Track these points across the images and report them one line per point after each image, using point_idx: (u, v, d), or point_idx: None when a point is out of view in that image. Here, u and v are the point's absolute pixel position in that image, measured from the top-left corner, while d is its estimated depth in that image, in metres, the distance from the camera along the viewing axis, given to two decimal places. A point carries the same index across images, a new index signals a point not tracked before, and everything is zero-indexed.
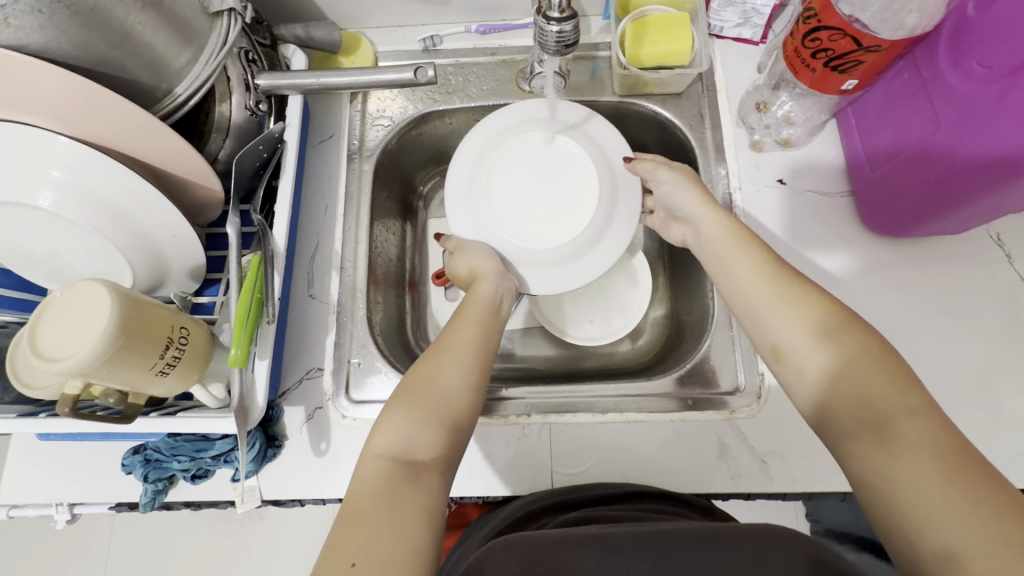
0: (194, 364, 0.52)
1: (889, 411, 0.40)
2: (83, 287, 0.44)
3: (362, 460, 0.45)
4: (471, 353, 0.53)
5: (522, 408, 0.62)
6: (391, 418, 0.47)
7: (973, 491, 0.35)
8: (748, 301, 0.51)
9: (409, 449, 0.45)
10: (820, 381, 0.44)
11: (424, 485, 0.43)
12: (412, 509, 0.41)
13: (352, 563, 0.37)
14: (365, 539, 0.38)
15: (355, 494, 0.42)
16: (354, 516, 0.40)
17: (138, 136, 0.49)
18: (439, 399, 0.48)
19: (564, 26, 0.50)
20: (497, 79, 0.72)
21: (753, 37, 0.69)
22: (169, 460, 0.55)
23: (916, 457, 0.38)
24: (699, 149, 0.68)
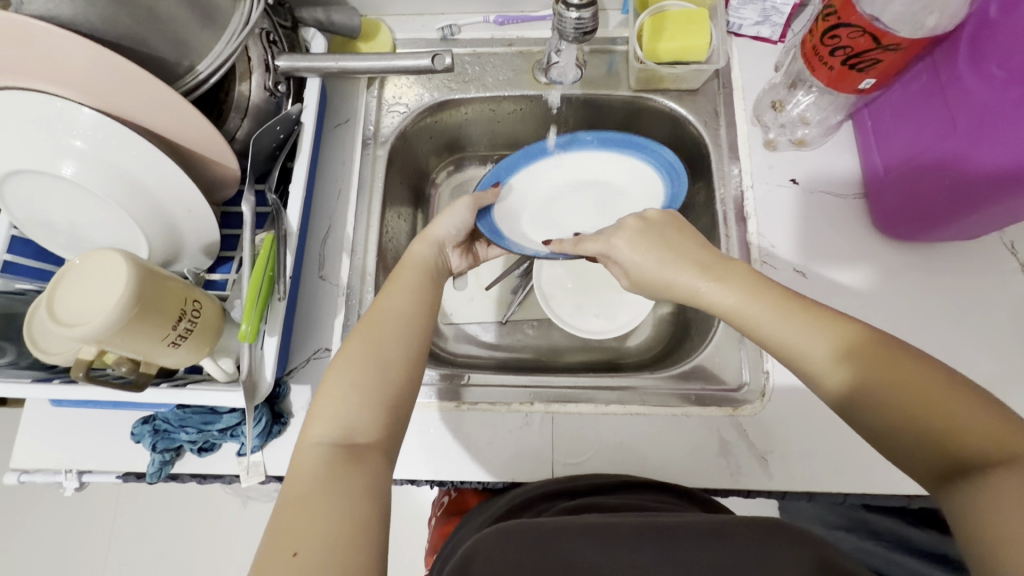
0: (205, 337, 0.53)
1: (955, 428, 0.37)
2: (101, 255, 0.45)
3: (298, 447, 0.45)
4: (408, 321, 0.52)
5: (525, 396, 0.63)
6: (323, 400, 0.46)
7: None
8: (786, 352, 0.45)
9: (349, 429, 0.45)
10: (860, 392, 0.41)
11: (364, 462, 0.44)
12: (354, 488, 0.42)
13: (296, 550, 0.37)
14: (303, 524, 0.39)
15: (293, 481, 0.42)
16: (295, 504, 0.40)
17: (158, 111, 0.50)
18: (381, 376, 0.48)
19: (583, 13, 0.50)
20: (514, 70, 0.72)
21: (772, 36, 0.69)
22: (177, 431, 0.56)
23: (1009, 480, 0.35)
24: (713, 146, 0.68)
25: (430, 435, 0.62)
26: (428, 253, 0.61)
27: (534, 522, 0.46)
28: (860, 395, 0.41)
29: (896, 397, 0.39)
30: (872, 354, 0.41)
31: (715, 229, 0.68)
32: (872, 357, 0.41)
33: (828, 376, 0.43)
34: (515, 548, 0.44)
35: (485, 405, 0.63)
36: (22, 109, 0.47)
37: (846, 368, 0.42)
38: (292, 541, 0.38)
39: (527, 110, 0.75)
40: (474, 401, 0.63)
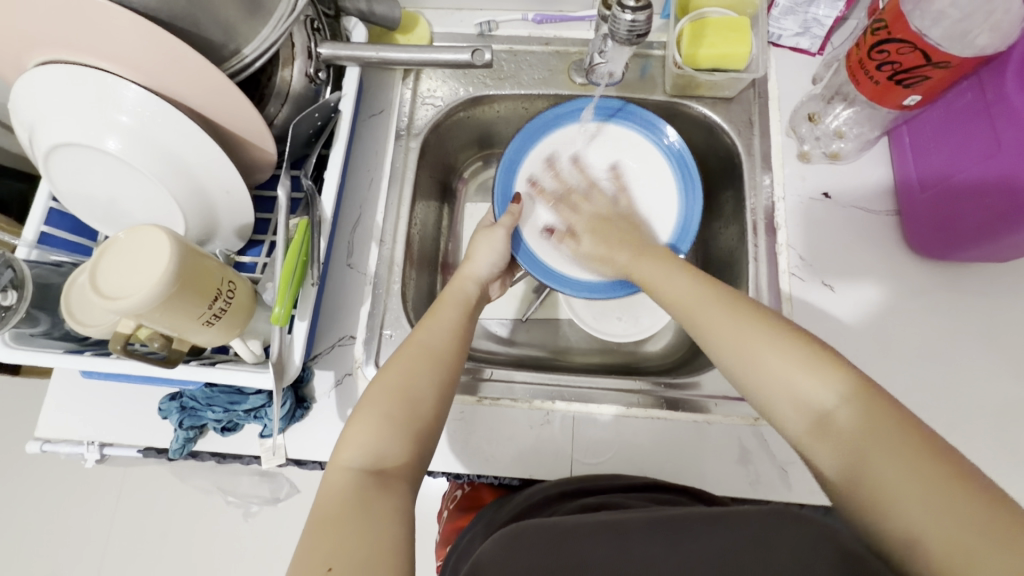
0: (237, 318, 0.53)
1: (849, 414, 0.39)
2: (144, 231, 0.46)
3: (331, 469, 0.45)
4: (445, 357, 0.53)
5: (546, 394, 0.63)
6: (356, 429, 0.47)
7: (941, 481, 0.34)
8: (713, 346, 0.49)
9: (382, 456, 0.46)
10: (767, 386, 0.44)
11: (393, 489, 0.45)
12: (385, 513, 0.42)
13: (330, 567, 0.38)
14: (337, 545, 0.39)
15: (323, 501, 0.43)
16: (326, 522, 0.41)
17: (205, 93, 0.50)
18: (414, 411, 0.49)
19: (638, 15, 0.50)
20: (549, 69, 0.72)
21: (810, 48, 0.69)
22: (204, 409, 0.56)
23: (885, 459, 0.36)
24: (746, 155, 0.68)
25: (450, 427, 0.62)
26: (471, 292, 0.62)
27: (549, 522, 0.47)
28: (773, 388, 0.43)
29: (791, 383, 0.42)
30: (774, 339, 0.45)
31: (743, 238, 0.68)
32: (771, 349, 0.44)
33: (744, 371, 0.46)
34: (528, 548, 0.44)
35: (507, 401, 0.63)
36: (75, 83, 0.48)
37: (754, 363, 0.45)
38: (325, 559, 0.38)
39: None
40: (495, 397, 0.63)
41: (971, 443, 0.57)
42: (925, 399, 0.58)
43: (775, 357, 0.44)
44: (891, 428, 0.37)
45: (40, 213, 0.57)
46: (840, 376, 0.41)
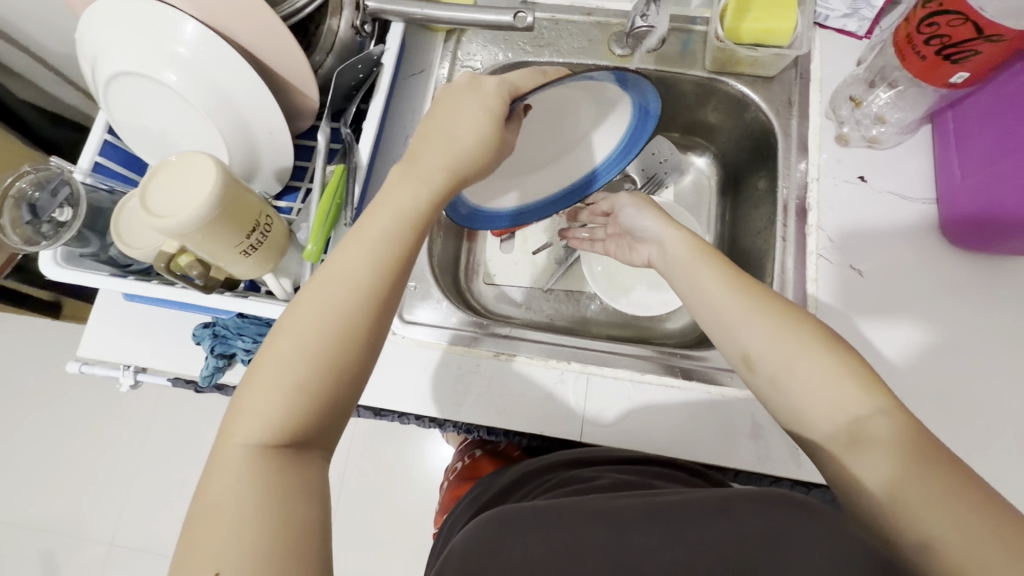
0: (270, 254, 0.55)
1: (862, 414, 0.41)
2: (195, 157, 0.48)
3: (224, 439, 0.41)
4: (360, 289, 0.45)
5: (562, 354, 0.64)
6: (256, 394, 0.41)
7: (942, 478, 0.36)
8: (719, 313, 0.50)
9: (287, 428, 0.41)
10: (777, 382, 0.45)
11: (302, 464, 0.41)
12: (289, 491, 0.39)
13: (217, 569, 0.35)
14: (223, 543, 0.36)
15: (213, 484, 0.39)
16: (215, 509, 0.38)
17: (258, 32, 0.53)
18: (321, 369, 0.42)
19: None
20: (590, 39, 0.72)
21: (857, 31, 0.68)
22: (235, 338, 0.59)
23: (898, 458, 0.38)
24: (783, 135, 0.67)
25: (465, 379, 0.64)
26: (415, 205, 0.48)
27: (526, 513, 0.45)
28: (784, 377, 0.45)
29: (797, 370, 0.44)
30: (779, 327, 0.46)
31: (773, 220, 0.67)
32: (793, 342, 0.45)
33: (754, 360, 0.47)
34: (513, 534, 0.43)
35: (522, 358, 0.64)
36: (141, 16, 0.51)
37: (770, 352, 0.46)
38: (213, 561, 0.35)
39: None
40: (511, 352, 0.64)
41: (991, 436, 0.56)
42: (947, 389, 0.57)
43: (791, 342, 0.45)
44: (915, 442, 0.38)
45: (95, 144, 0.60)
46: (855, 375, 0.42)
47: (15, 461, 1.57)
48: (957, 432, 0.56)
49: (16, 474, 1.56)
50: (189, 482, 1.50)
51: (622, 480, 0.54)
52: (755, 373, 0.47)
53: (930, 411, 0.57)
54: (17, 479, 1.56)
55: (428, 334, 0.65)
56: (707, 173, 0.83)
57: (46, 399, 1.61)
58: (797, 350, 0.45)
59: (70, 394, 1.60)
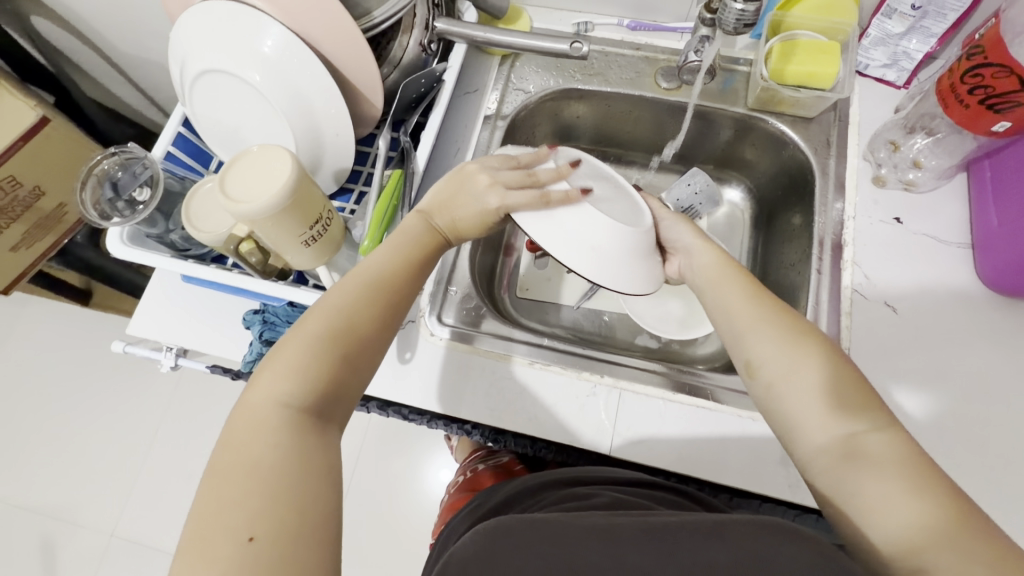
0: (327, 248, 0.58)
1: (860, 430, 0.41)
2: (276, 150, 0.51)
3: (260, 403, 0.43)
4: (389, 284, 0.51)
5: (595, 368, 0.65)
6: (280, 371, 0.44)
7: (937, 497, 0.37)
8: (731, 317, 0.51)
9: (316, 406, 0.44)
10: (773, 390, 0.46)
11: (328, 438, 0.44)
12: (316, 456, 0.42)
13: (252, 535, 0.36)
14: (259, 508, 0.37)
15: (240, 452, 0.40)
16: (247, 471, 0.39)
17: (340, 42, 0.57)
18: (347, 358, 0.46)
19: (748, 6, 0.52)
20: (637, 72, 0.76)
21: (896, 81, 0.71)
22: (283, 325, 0.60)
23: (893, 477, 0.38)
24: (821, 174, 0.69)
25: (500, 386, 0.64)
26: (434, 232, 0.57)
27: (534, 521, 0.42)
28: (783, 387, 0.45)
29: (797, 381, 0.45)
30: (785, 337, 0.47)
31: (808, 255, 0.68)
32: (794, 355, 0.46)
33: (757, 368, 0.48)
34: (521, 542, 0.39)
35: (555, 368, 0.64)
36: (235, 20, 0.56)
37: (770, 364, 0.47)
38: (248, 525, 0.36)
39: (639, 110, 0.79)
40: (545, 362, 0.65)
41: None
42: (984, 431, 0.57)
43: (796, 354, 0.46)
44: (913, 463, 0.39)
45: (169, 135, 0.64)
46: (857, 394, 0.43)
47: (26, 443, 1.58)
48: (994, 478, 0.55)
49: (25, 457, 1.57)
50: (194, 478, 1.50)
51: (621, 498, 0.55)
52: (755, 379, 0.48)
53: (966, 453, 0.56)
54: (25, 462, 1.57)
55: (466, 338, 0.66)
56: (742, 206, 0.85)
57: (65, 384, 1.63)
58: (800, 361, 0.45)
59: (89, 380, 1.63)
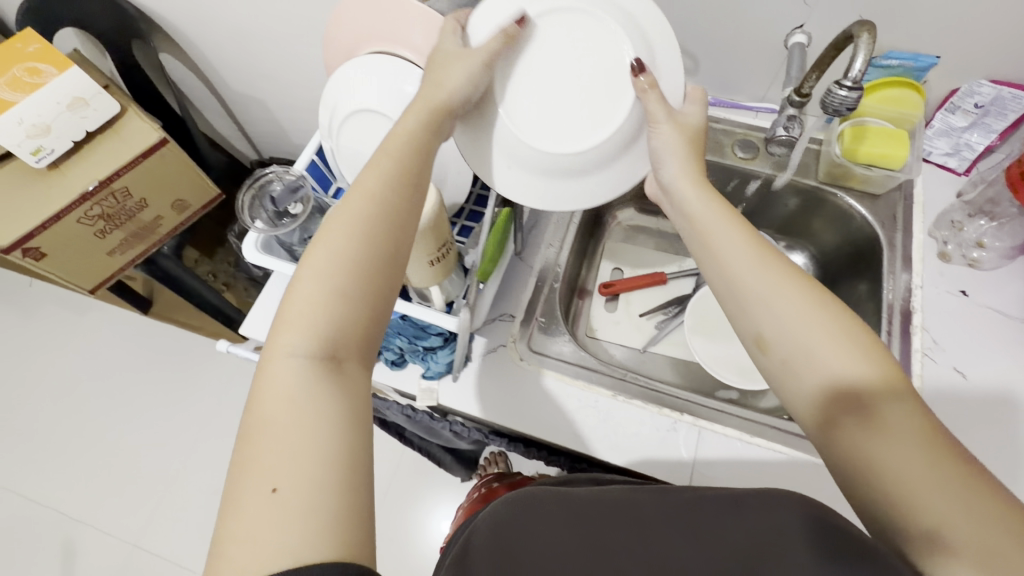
0: (445, 269, 0.63)
1: (876, 396, 0.41)
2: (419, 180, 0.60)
3: (277, 357, 0.46)
4: (385, 211, 0.50)
5: (675, 405, 0.68)
6: (294, 315, 0.46)
7: (955, 468, 0.37)
8: (735, 283, 0.49)
9: (330, 345, 0.46)
10: (784, 359, 0.45)
11: (345, 378, 0.46)
12: (332, 398, 0.44)
13: (276, 486, 0.40)
14: (285, 462, 0.41)
15: (269, 405, 0.44)
16: (269, 425, 0.43)
17: None
18: (363, 283, 0.48)
19: (852, 94, 0.52)
20: (715, 141, 0.85)
21: (957, 168, 0.78)
22: (394, 335, 0.66)
23: (913, 448, 0.38)
24: (888, 246, 0.75)
25: (584, 414, 0.68)
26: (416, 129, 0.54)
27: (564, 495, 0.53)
28: (797, 363, 0.44)
29: (811, 351, 0.44)
30: (799, 304, 0.45)
31: (878, 319, 0.73)
32: (800, 325, 0.44)
33: (766, 340, 0.46)
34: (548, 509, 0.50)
35: (638, 403, 0.68)
36: (392, 69, 0.65)
37: (777, 334, 0.45)
38: (272, 478, 0.40)
39: (713, 175, 0.86)
40: (628, 396, 0.68)
41: None
42: None
43: (813, 322, 0.44)
44: (933, 431, 0.39)
45: (305, 160, 0.74)
46: (870, 356, 0.42)
47: (68, 442, 1.62)
48: None
49: (63, 455, 1.61)
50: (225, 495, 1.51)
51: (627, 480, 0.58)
52: (766, 353, 0.47)
53: None
54: (65, 462, 1.60)
55: (555, 366, 0.70)
56: (805, 271, 0.90)
57: (113, 387, 1.69)
58: (818, 330, 0.44)
59: (137, 386, 1.68)
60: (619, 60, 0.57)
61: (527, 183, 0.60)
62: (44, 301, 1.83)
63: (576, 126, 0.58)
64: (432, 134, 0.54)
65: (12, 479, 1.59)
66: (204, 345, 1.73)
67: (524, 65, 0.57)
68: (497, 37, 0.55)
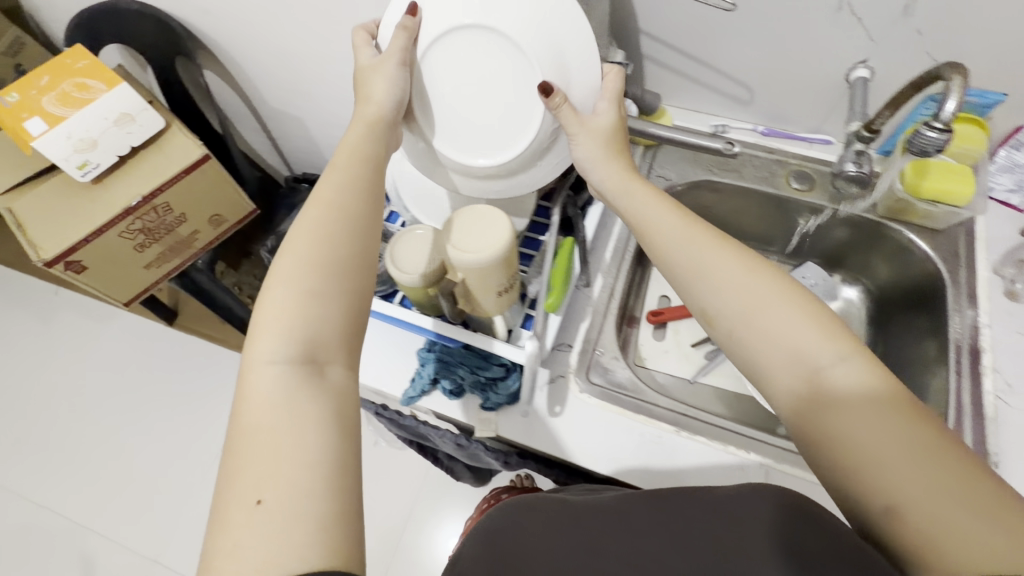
0: (510, 298, 0.62)
1: (821, 362, 0.46)
2: (485, 208, 0.58)
3: (256, 366, 0.49)
4: (350, 223, 0.54)
5: (741, 443, 0.66)
6: (272, 322, 0.49)
7: (908, 421, 0.42)
8: (683, 264, 0.54)
9: (308, 349, 0.49)
10: (733, 332, 0.50)
11: (320, 384, 0.48)
12: (310, 405, 0.47)
13: (261, 497, 0.42)
14: (273, 467, 0.43)
15: (253, 412, 0.47)
16: (254, 433, 0.46)
17: None
18: (336, 288, 0.51)
19: (942, 136, 0.52)
20: (769, 172, 0.85)
21: (1019, 205, 0.77)
22: (457, 365, 0.66)
23: (859, 406, 0.43)
24: (952, 284, 0.74)
25: (647, 449, 0.66)
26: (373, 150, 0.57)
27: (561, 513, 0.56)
28: (742, 335, 0.49)
29: (758, 324, 0.49)
30: (745, 281, 0.50)
31: (943, 358, 0.71)
32: (762, 317, 0.48)
33: (711, 317, 0.51)
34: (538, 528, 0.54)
35: (703, 440, 0.67)
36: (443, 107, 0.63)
37: (734, 327, 0.50)
38: (255, 491, 0.42)
39: (767, 204, 0.87)
40: (691, 432, 0.67)
41: None
42: None
43: (761, 299, 0.49)
44: (875, 386, 0.44)
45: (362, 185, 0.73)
46: (812, 322, 0.47)
47: (88, 452, 1.61)
48: None
49: (83, 466, 1.59)
50: None
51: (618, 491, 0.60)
52: (715, 327, 0.52)
53: None
54: (84, 472, 1.59)
55: (616, 399, 0.69)
56: (858, 304, 0.89)
57: (133, 397, 1.68)
58: (759, 302, 0.49)
59: (157, 397, 1.68)
60: (481, 49, 0.57)
61: (473, 181, 0.66)
62: (68, 308, 1.84)
63: (473, 141, 0.62)
64: (382, 152, 0.58)
65: (30, 488, 1.58)
66: (227, 358, 1.72)
67: (428, 68, 0.59)
68: (399, 35, 0.57)
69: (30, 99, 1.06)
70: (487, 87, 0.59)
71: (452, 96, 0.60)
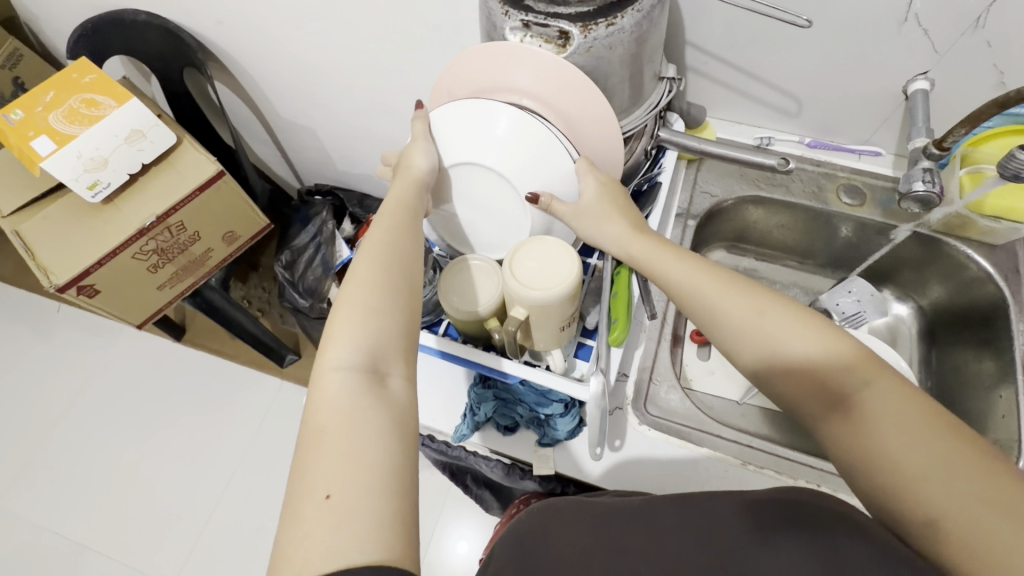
0: (568, 331, 0.59)
1: (851, 385, 0.42)
2: (546, 238, 0.56)
3: (322, 370, 0.46)
4: (399, 252, 0.52)
5: (812, 475, 0.64)
6: (340, 325, 0.46)
7: (951, 442, 0.38)
8: (692, 286, 0.50)
9: (374, 356, 0.46)
10: (755, 356, 0.46)
11: (386, 389, 0.45)
12: (377, 408, 0.44)
13: (329, 493, 0.39)
14: (339, 470, 0.40)
15: (322, 411, 0.44)
16: (319, 433, 0.42)
17: (600, 145, 0.62)
18: (400, 300, 0.49)
19: None
20: (818, 186, 0.82)
21: None
22: (516, 404, 0.65)
23: (898, 429, 0.40)
24: (1014, 302, 0.71)
25: (712, 483, 0.64)
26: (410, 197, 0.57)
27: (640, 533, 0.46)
28: (764, 361, 0.46)
29: (780, 347, 0.45)
30: (759, 304, 0.47)
31: (1008, 377, 0.69)
32: (772, 329, 0.46)
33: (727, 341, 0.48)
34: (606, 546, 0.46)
35: (769, 472, 0.64)
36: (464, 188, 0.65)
37: (746, 340, 0.47)
38: (324, 485, 0.39)
39: (814, 221, 0.84)
40: (757, 464, 0.64)
41: None
42: None
43: (783, 322, 0.46)
44: (913, 407, 0.41)
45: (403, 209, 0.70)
46: (842, 347, 0.44)
47: (94, 472, 1.57)
48: None
49: (89, 487, 1.55)
50: (261, 531, 1.46)
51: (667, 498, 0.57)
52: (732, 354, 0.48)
53: None
54: (94, 494, 1.54)
55: (677, 431, 0.66)
56: (907, 320, 0.86)
57: (138, 414, 1.63)
58: (780, 326, 0.45)
59: (163, 415, 1.63)
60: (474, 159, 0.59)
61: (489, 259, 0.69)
62: (67, 323, 1.78)
63: (486, 238, 0.66)
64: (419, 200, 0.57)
65: (36, 511, 1.53)
66: (236, 373, 1.68)
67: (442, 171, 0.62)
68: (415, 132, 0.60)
69: (36, 116, 1.01)
70: (485, 190, 0.61)
71: (470, 201, 0.62)
